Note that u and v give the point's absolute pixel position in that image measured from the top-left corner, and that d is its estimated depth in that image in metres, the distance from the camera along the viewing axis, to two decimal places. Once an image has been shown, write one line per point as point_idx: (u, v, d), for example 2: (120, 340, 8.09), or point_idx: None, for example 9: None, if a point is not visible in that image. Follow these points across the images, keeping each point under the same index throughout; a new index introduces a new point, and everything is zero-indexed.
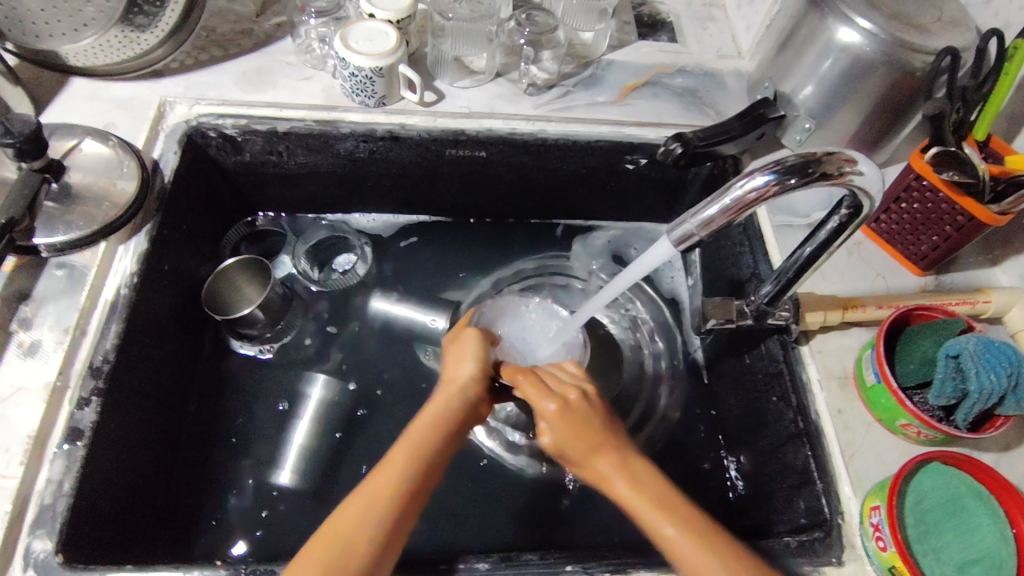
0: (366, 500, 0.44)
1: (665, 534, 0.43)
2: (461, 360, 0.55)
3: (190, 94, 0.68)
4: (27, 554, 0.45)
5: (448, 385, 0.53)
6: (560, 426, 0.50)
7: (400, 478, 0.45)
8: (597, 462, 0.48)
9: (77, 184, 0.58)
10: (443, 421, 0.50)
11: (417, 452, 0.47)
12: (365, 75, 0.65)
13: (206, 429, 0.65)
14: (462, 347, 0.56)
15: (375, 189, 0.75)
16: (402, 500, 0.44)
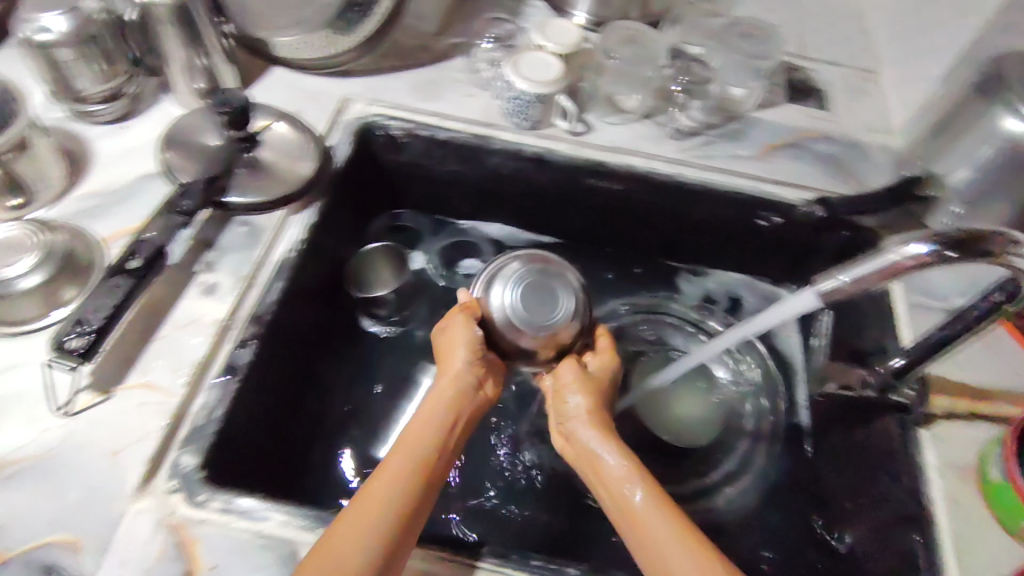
0: (361, 510, 0.44)
1: (636, 502, 0.47)
2: (453, 343, 0.57)
3: (369, 94, 0.75)
4: (175, 466, 0.51)
5: (455, 375, 0.56)
6: (594, 377, 0.59)
7: (391, 488, 0.46)
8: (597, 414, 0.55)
9: (265, 157, 0.66)
10: (436, 419, 0.52)
11: (408, 459, 0.48)
12: (526, 99, 0.70)
13: (328, 395, 0.69)
14: (455, 332, 0.58)
15: (512, 205, 0.79)
16: (397, 512, 0.44)
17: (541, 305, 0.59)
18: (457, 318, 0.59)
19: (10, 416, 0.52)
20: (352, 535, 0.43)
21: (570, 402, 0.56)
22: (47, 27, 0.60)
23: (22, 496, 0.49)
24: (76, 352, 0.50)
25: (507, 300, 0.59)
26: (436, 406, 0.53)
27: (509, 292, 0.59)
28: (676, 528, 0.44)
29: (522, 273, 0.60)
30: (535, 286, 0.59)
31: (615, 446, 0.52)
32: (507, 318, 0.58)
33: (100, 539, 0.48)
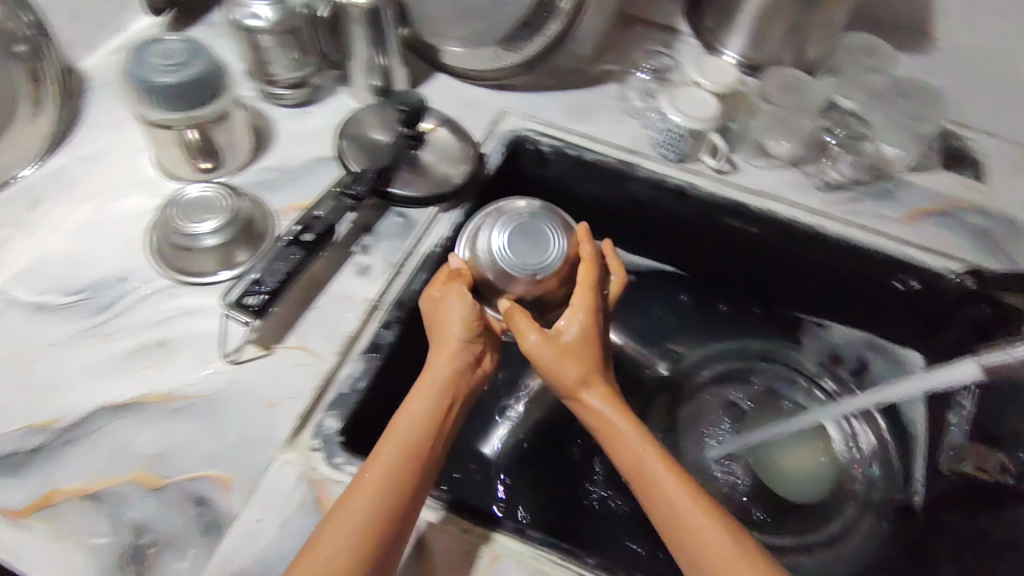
0: (350, 508, 0.45)
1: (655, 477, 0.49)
2: (447, 320, 0.56)
3: (523, 109, 0.79)
4: (318, 427, 0.55)
5: (448, 360, 0.54)
6: (579, 337, 0.54)
7: (375, 487, 0.46)
8: (593, 377, 0.54)
9: (425, 157, 0.71)
10: (422, 408, 0.51)
11: (394, 454, 0.48)
12: (679, 132, 0.72)
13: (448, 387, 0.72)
14: (443, 310, 0.56)
15: (642, 233, 0.81)
16: (382, 509, 0.45)
17: (531, 248, 0.58)
18: (451, 293, 0.57)
19: (184, 354, 0.57)
20: (343, 535, 0.44)
21: (560, 375, 0.53)
22: (258, 14, 0.66)
23: (187, 429, 0.54)
24: (251, 308, 0.56)
25: (495, 250, 0.58)
26: (421, 394, 0.52)
27: (496, 244, 0.58)
28: (692, 510, 0.46)
29: (500, 222, 0.59)
30: (523, 229, 0.58)
31: (620, 417, 0.52)
32: (502, 267, 0.58)
33: (249, 480, 0.52)
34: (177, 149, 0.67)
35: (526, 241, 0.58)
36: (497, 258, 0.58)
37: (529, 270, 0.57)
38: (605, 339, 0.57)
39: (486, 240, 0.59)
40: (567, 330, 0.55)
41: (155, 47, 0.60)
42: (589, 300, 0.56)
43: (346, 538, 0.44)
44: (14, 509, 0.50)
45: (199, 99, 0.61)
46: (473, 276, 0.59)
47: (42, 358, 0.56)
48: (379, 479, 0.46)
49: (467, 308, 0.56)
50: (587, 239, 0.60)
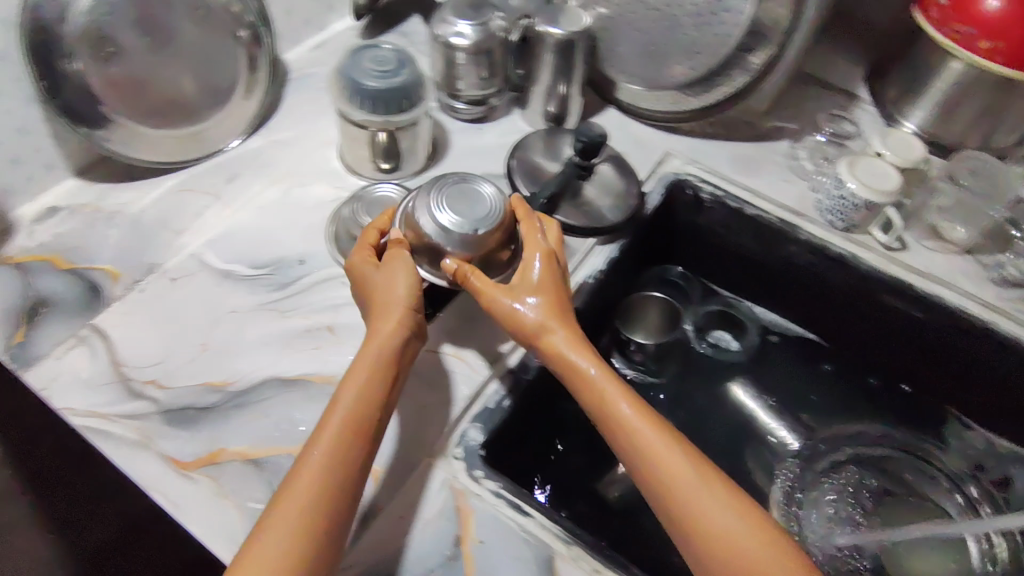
0: (299, 486, 0.44)
1: (622, 411, 0.51)
2: (389, 290, 0.55)
3: (690, 153, 0.79)
4: (462, 437, 0.56)
5: (396, 324, 0.53)
6: (536, 284, 0.57)
7: (324, 461, 0.45)
8: (556, 316, 0.56)
9: (590, 188, 0.71)
10: (364, 375, 0.50)
11: (340, 428, 0.47)
12: (854, 202, 0.70)
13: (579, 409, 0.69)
14: (385, 276, 0.56)
15: (788, 296, 0.79)
16: (329, 481, 0.45)
17: (462, 206, 0.59)
18: (393, 262, 0.56)
19: (347, 342, 0.61)
20: (298, 508, 0.44)
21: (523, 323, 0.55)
22: (461, 32, 0.70)
23: None
24: None
25: (430, 214, 0.58)
26: (365, 363, 0.51)
27: (432, 211, 0.59)
28: (661, 437, 0.49)
29: (434, 188, 0.59)
30: (450, 190, 0.60)
31: (582, 352, 0.54)
32: (449, 232, 0.58)
33: (395, 476, 0.54)
34: (364, 149, 0.70)
35: (455, 199, 0.59)
36: (434, 223, 0.58)
37: (464, 231, 0.58)
38: (567, 282, 0.59)
39: (420, 208, 0.59)
40: (524, 283, 0.57)
41: (372, 52, 0.65)
42: (540, 249, 0.58)
43: (300, 510, 0.44)
44: (182, 459, 0.53)
45: (400, 107, 0.65)
46: (409, 243, 0.59)
47: (222, 323, 0.61)
48: (325, 454, 0.46)
49: (413, 277, 0.56)
50: (525, 210, 0.62)
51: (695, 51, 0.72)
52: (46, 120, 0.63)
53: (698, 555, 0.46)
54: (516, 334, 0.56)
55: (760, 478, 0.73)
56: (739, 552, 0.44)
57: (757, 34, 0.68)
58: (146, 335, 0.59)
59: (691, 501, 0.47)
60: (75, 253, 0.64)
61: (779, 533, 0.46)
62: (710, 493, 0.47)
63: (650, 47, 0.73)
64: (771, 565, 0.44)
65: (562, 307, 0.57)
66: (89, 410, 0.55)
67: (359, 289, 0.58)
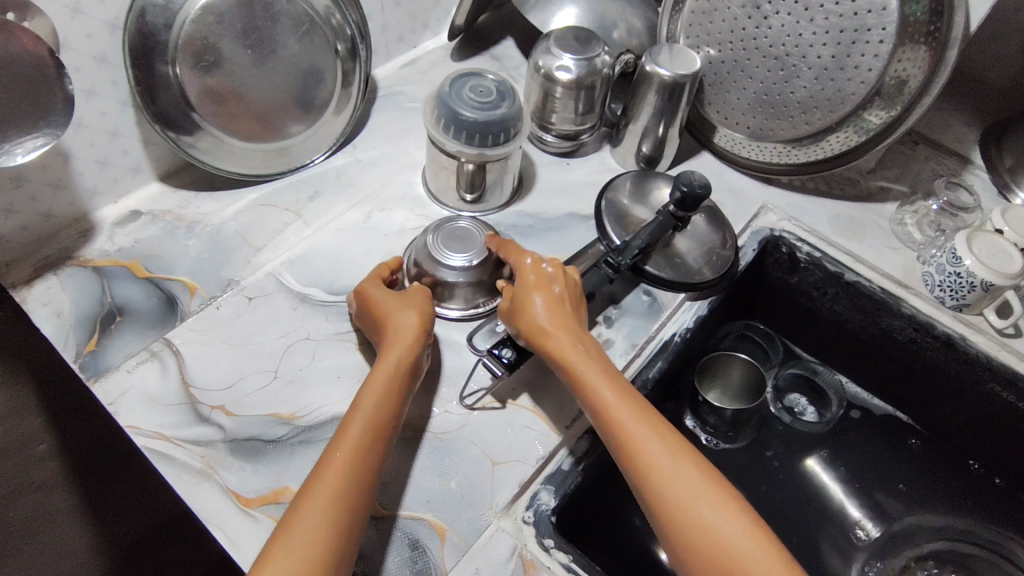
0: (320, 491, 0.42)
1: (605, 398, 0.49)
2: (402, 309, 0.54)
3: (787, 209, 0.75)
4: (533, 499, 0.52)
5: (415, 335, 0.52)
6: (536, 278, 0.55)
7: (347, 461, 0.44)
8: (548, 306, 0.54)
9: (680, 241, 0.68)
10: (383, 379, 0.49)
11: (362, 433, 0.46)
12: (970, 281, 0.65)
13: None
14: (400, 295, 0.55)
15: (880, 370, 0.73)
16: (351, 485, 0.43)
17: (456, 246, 0.60)
18: (410, 292, 0.56)
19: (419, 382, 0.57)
20: (321, 510, 0.42)
21: (520, 312, 0.54)
22: (566, 66, 0.68)
23: (409, 461, 0.53)
24: (504, 360, 0.55)
25: (440, 257, 0.60)
26: (385, 370, 0.50)
27: (432, 252, 0.60)
28: (638, 424, 0.48)
29: (433, 232, 0.61)
30: (447, 231, 0.61)
31: (568, 339, 0.53)
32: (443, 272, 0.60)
33: (463, 537, 0.50)
34: (450, 179, 0.68)
35: (451, 240, 0.61)
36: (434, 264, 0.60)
37: (475, 264, 0.60)
38: (570, 276, 0.58)
39: (423, 251, 0.61)
40: (525, 277, 0.56)
41: (474, 82, 0.63)
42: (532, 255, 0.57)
43: (325, 509, 0.42)
44: (245, 495, 0.50)
45: (492, 140, 0.63)
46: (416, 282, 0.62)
47: (295, 349, 0.58)
48: (347, 454, 0.45)
49: (427, 303, 0.55)
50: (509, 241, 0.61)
51: (810, 105, 0.68)
52: (139, 123, 0.62)
53: (679, 553, 0.44)
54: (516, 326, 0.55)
55: (835, 563, 0.67)
56: (716, 541, 0.42)
57: (880, 93, 0.64)
58: (219, 356, 0.57)
59: (667, 487, 0.45)
60: (153, 262, 0.62)
61: (757, 522, 0.44)
62: (685, 478, 0.45)
63: (761, 95, 0.70)
64: (752, 561, 0.41)
65: (563, 297, 0.55)
66: (154, 431, 0.53)
67: (365, 314, 0.57)
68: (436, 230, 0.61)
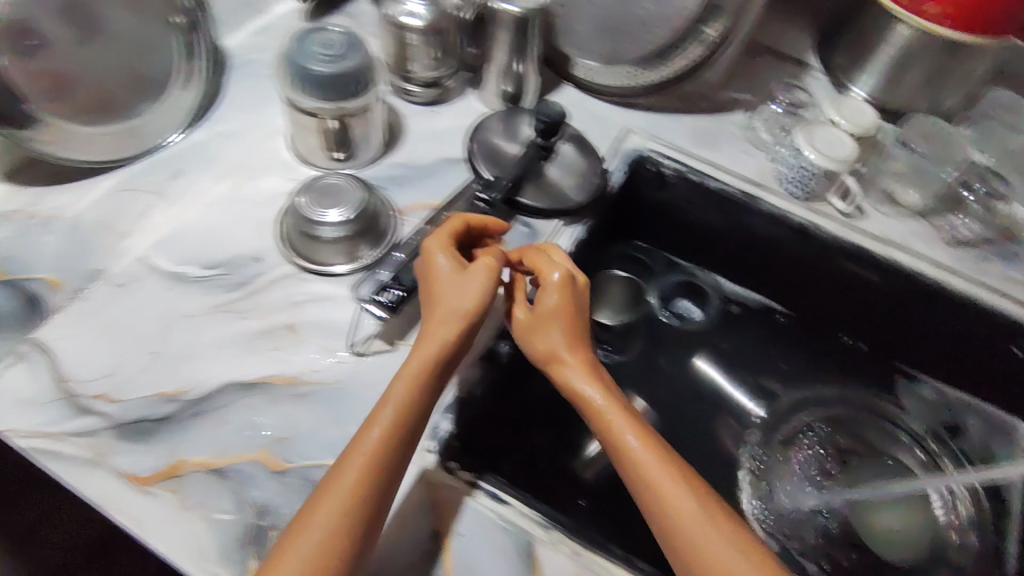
0: (343, 484, 0.44)
1: (626, 441, 0.49)
2: (453, 296, 0.53)
3: (649, 129, 0.79)
4: (434, 429, 0.54)
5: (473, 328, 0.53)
6: (556, 308, 0.55)
7: (374, 457, 0.45)
8: (566, 342, 0.55)
9: (552, 171, 0.70)
10: (422, 373, 0.49)
11: (392, 431, 0.46)
12: (811, 170, 0.71)
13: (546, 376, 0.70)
14: (481, 275, 0.54)
15: (751, 266, 0.79)
16: (375, 480, 0.44)
17: (330, 201, 0.60)
18: (465, 271, 0.54)
19: (309, 340, 0.58)
20: (341, 499, 0.43)
21: (539, 346, 0.55)
22: (414, 12, 0.69)
23: (307, 415, 0.54)
24: (387, 303, 0.58)
25: (315, 216, 0.60)
26: (422, 361, 0.50)
27: (305, 211, 0.60)
28: (660, 465, 0.48)
29: (305, 191, 0.61)
30: (320, 188, 0.61)
31: (586, 378, 0.53)
32: (320, 229, 0.60)
33: None
34: (315, 138, 0.68)
35: (324, 197, 0.61)
36: (310, 223, 0.60)
37: (352, 218, 0.60)
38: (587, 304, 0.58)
39: (297, 211, 0.61)
40: (547, 300, 0.56)
41: (319, 36, 0.63)
42: (560, 268, 0.56)
43: (344, 508, 0.43)
44: (140, 474, 0.50)
45: (348, 91, 0.63)
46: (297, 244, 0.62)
47: (175, 328, 0.57)
48: (374, 454, 0.45)
49: (486, 287, 0.54)
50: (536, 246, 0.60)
51: (652, 24, 0.73)
52: None
53: None
54: (535, 360, 0.56)
55: (730, 446, 0.74)
56: None
57: (713, 7, 0.70)
58: (95, 347, 0.56)
59: (688, 527, 0.45)
60: (7, 264, 0.59)
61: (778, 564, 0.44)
62: (703, 521, 0.45)
63: (607, 21, 0.74)
64: None
65: (582, 333, 0.56)
66: (35, 431, 0.51)
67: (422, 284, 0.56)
68: (308, 189, 0.61)
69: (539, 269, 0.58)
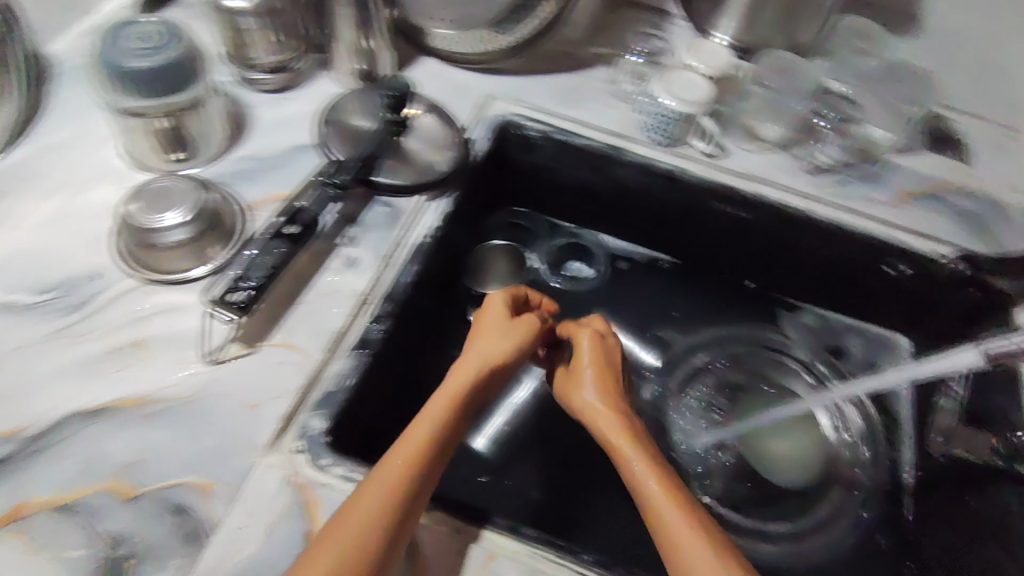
0: (374, 487, 0.44)
1: (649, 485, 0.47)
2: (493, 331, 0.57)
3: (512, 93, 0.77)
4: (304, 428, 0.53)
5: (508, 367, 0.56)
6: (590, 361, 0.58)
7: (410, 462, 0.46)
8: (600, 393, 0.55)
9: (411, 145, 0.68)
10: (455, 392, 0.51)
11: (427, 439, 0.47)
12: (671, 116, 0.71)
13: (440, 363, 0.71)
14: (528, 322, 0.59)
15: (632, 219, 0.79)
16: (408, 483, 0.45)
17: (166, 204, 0.57)
18: (505, 319, 0.58)
19: (160, 355, 0.55)
20: (368, 501, 0.43)
21: (575, 395, 0.56)
22: None
23: (163, 436, 0.52)
24: (238, 304, 0.53)
25: (150, 223, 0.56)
26: (455, 379, 0.52)
27: (139, 219, 0.56)
28: (681, 509, 0.45)
29: (136, 199, 0.57)
30: (154, 193, 0.57)
31: (618, 426, 0.52)
32: (159, 235, 0.56)
33: (231, 485, 0.50)
34: (149, 139, 0.64)
35: (158, 201, 0.57)
36: (147, 230, 0.56)
37: (191, 219, 0.57)
38: (619, 363, 0.60)
39: (131, 220, 0.57)
40: (584, 356, 0.58)
41: (131, 29, 0.58)
42: (590, 329, 0.61)
43: (369, 511, 0.42)
44: None
45: (176, 85, 0.60)
46: (138, 256, 0.58)
47: (9, 362, 0.53)
48: (410, 460, 0.46)
49: (528, 336, 0.57)
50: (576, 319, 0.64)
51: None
52: None
53: None
54: (575, 413, 0.56)
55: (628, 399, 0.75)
56: None
57: None
58: None
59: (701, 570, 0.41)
60: None
61: None
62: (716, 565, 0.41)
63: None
64: None
65: (619, 389, 0.56)
66: None
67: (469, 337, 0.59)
68: (140, 195, 0.57)
69: (568, 334, 0.62)
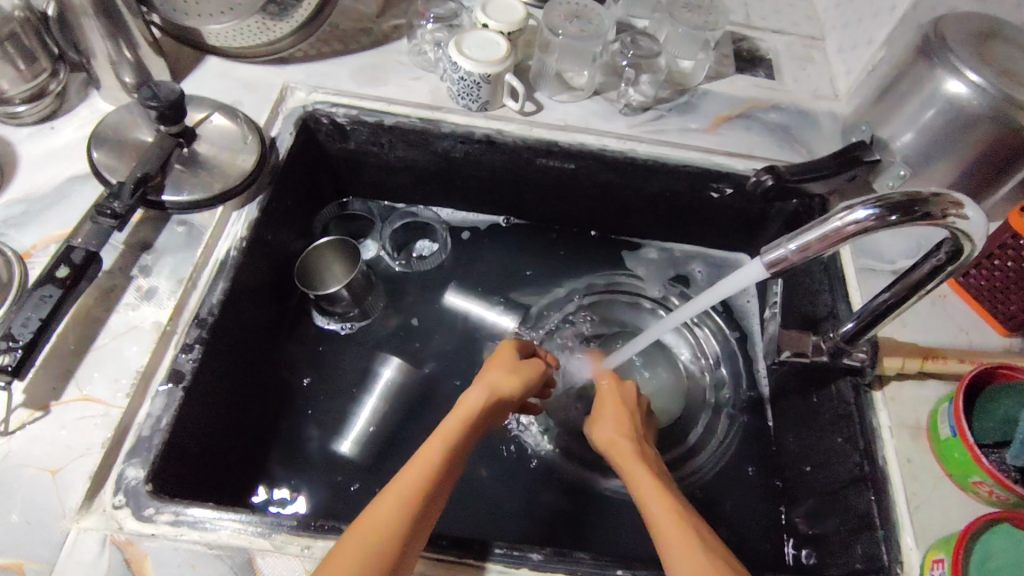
0: (398, 491, 0.45)
1: (661, 493, 0.49)
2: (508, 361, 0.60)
3: (311, 81, 0.73)
4: (119, 479, 0.49)
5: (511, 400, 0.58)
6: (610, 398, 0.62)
7: (435, 472, 0.47)
8: (619, 425, 0.59)
9: (202, 154, 0.62)
10: (477, 413, 0.54)
11: (448, 449, 0.49)
12: (473, 80, 0.68)
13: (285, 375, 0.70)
14: (537, 362, 0.61)
15: (464, 188, 0.78)
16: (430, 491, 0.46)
17: None
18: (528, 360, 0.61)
19: None
20: (394, 507, 0.44)
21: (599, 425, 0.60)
22: None
23: None
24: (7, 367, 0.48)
25: None
26: (474, 399, 0.55)
27: None
28: (685, 518, 0.46)
29: None
30: None
31: (633, 451, 0.56)
32: None
33: (40, 563, 0.45)
34: None
35: None
36: None
37: None
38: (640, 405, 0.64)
39: None
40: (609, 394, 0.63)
41: None
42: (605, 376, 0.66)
43: (398, 517, 0.43)
44: None
45: None
46: None
47: None
48: (434, 470, 0.47)
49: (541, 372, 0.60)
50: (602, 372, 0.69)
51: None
52: None
53: None
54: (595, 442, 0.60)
55: None
56: None
57: None
58: None
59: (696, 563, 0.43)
60: None
61: None
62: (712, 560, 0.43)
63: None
64: None
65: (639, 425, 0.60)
66: None
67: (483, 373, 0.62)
68: None
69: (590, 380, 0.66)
